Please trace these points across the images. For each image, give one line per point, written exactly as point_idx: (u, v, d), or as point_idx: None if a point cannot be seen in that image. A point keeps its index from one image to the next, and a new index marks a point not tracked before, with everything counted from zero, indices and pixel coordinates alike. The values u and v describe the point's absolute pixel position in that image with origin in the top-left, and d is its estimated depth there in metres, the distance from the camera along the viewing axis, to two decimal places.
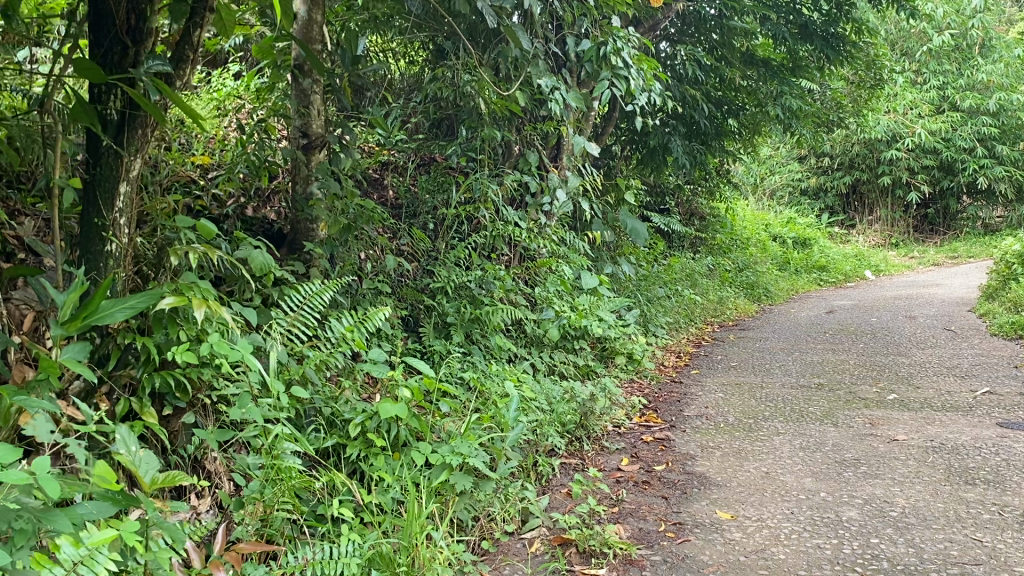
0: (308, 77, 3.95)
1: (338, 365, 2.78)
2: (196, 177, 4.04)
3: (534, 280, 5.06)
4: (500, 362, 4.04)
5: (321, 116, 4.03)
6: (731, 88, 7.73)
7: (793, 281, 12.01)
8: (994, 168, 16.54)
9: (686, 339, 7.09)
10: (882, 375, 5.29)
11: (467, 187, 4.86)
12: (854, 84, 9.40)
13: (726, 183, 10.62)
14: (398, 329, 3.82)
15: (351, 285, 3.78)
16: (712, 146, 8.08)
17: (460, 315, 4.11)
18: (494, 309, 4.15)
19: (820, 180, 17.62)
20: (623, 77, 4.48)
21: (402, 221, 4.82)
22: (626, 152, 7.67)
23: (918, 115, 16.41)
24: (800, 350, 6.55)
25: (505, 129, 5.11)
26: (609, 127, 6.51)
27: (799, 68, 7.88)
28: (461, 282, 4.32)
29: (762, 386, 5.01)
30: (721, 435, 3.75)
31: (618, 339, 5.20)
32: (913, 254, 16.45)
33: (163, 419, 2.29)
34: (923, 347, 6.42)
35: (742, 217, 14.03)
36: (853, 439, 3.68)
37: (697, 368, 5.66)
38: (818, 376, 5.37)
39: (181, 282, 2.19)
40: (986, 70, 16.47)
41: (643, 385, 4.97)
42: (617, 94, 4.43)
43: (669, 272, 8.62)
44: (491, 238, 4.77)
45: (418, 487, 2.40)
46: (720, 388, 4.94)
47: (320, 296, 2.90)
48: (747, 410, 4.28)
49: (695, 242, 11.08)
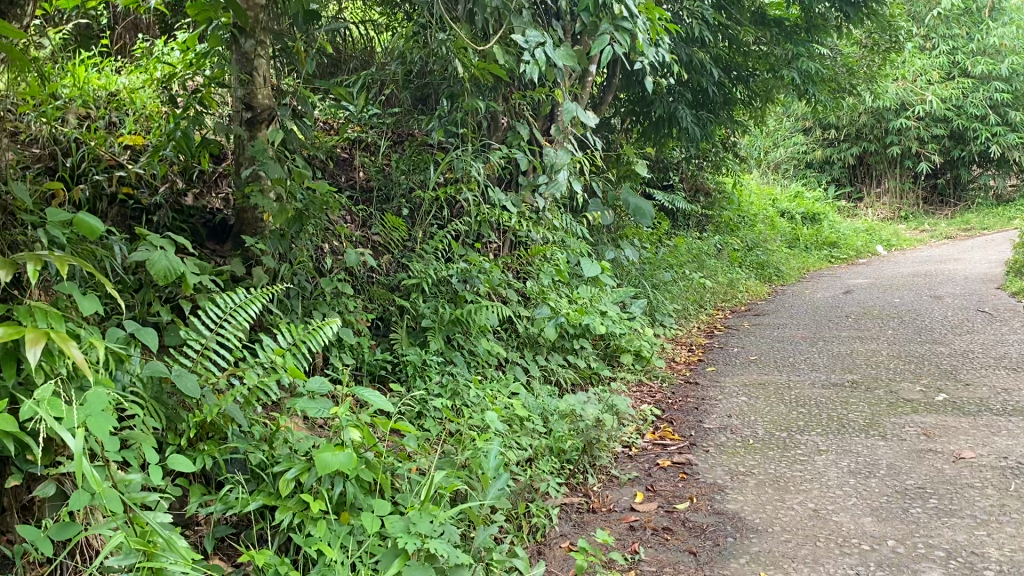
0: (250, 37, 3.34)
1: (271, 397, 2.18)
2: (124, 159, 3.43)
3: (526, 272, 4.45)
4: (486, 373, 3.44)
5: (268, 85, 3.42)
6: (740, 53, 7.04)
7: (804, 259, 11.38)
8: (1007, 135, 15.88)
9: (696, 327, 6.51)
10: (922, 369, 4.68)
11: (448, 165, 4.24)
12: (867, 47, 8.74)
13: (732, 156, 9.98)
14: (363, 338, 3.21)
15: (304, 286, 3.17)
16: (720, 117, 7.48)
17: (439, 317, 3.49)
18: (479, 309, 3.52)
19: (826, 152, 16.95)
20: (625, 30, 3.84)
21: (374, 207, 4.21)
22: (627, 126, 7.14)
23: (927, 82, 15.72)
24: (823, 338, 5.94)
25: (489, 99, 4.48)
26: (609, 95, 5.86)
27: (815, 28, 7.21)
28: (441, 277, 3.70)
29: (791, 386, 4.40)
30: (752, 455, 3.16)
31: (624, 335, 4.60)
32: (923, 227, 15.82)
33: (13, 489, 1.68)
34: (960, 332, 5.79)
35: (748, 192, 13.42)
36: (910, 458, 3.07)
37: (713, 364, 5.06)
38: (849, 371, 4.77)
39: (21, 310, 1.58)
40: (998, 33, 15.75)
41: (653, 388, 4.37)
42: (619, 49, 3.74)
43: (675, 254, 8.03)
44: (475, 224, 4.16)
45: (368, 571, 1.79)
46: (742, 390, 4.33)
47: (249, 310, 2.29)
48: (777, 420, 3.67)
49: (701, 221, 10.45)
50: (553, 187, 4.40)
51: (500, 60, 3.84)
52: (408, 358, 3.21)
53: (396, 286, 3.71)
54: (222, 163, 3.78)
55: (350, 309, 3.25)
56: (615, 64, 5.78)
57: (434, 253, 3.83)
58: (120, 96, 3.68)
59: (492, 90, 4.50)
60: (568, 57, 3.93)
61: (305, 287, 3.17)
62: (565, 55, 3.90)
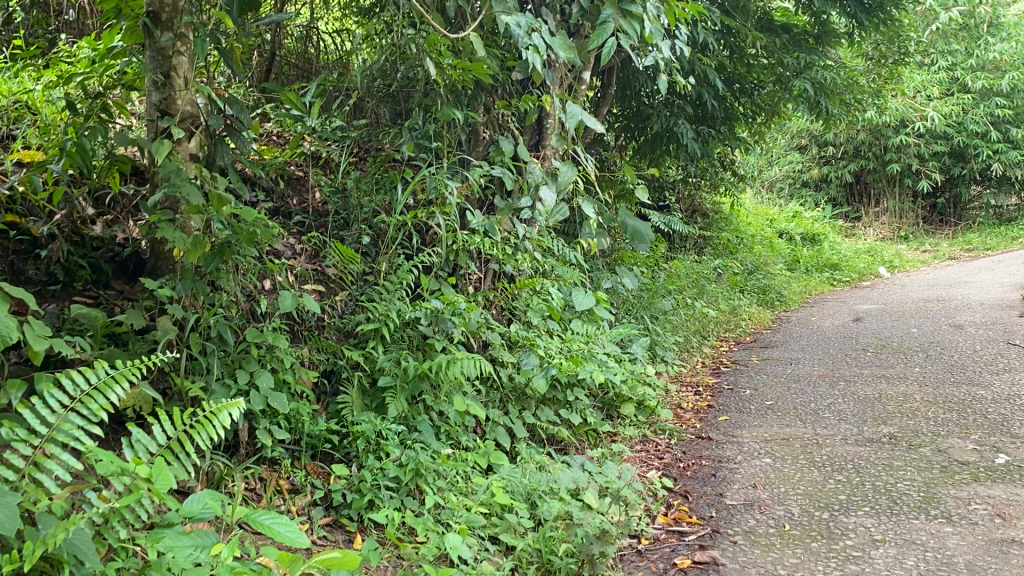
0: (166, 29, 2.70)
1: (142, 516, 1.62)
2: (14, 179, 2.80)
3: (512, 309, 3.84)
4: (458, 442, 2.81)
5: (191, 89, 2.80)
6: (743, 64, 6.48)
7: (805, 282, 10.79)
8: (1009, 153, 15.36)
9: (700, 363, 5.90)
10: (968, 419, 4.07)
11: (418, 184, 3.62)
12: (875, 59, 8.20)
13: (732, 174, 9.38)
14: (303, 406, 2.57)
15: (225, 343, 2.53)
16: (721, 132, 6.91)
17: (401, 373, 2.85)
18: (450, 362, 2.87)
19: (823, 171, 16.41)
20: (633, 14, 3.26)
21: (332, 234, 3.57)
22: (623, 142, 6.58)
23: (927, 98, 15.17)
24: (843, 376, 5.32)
25: (467, 109, 3.87)
26: (604, 107, 5.26)
27: (826, 34, 6.59)
28: (407, 320, 3.06)
29: (819, 442, 3.77)
30: (790, 549, 2.53)
31: (625, 382, 3.98)
32: (925, 247, 15.28)
33: None
34: (997, 371, 5.17)
35: (746, 213, 12.86)
36: (992, 555, 2.43)
37: (724, 412, 4.44)
38: (882, 420, 4.15)
39: None
40: (998, 48, 15.26)
41: (660, 445, 3.76)
42: (624, 39, 3.14)
43: (673, 280, 7.43)
44: (450, 254, 3.54)
45: None
46: (763, 447, 3.70)
47: (111, 392, 1.72)
48: (812, 493, 3.05)
49: (698, 243, 9.85)
50: (551, 210, 3.80)
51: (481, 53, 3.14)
52: (360, 428, 2.57)
53: (351, 332, 3.07)
54: (142, 183, 3.14)
55: (286, 366, 2.61)
56: (609, 72, 5.18)
57: (398, 289, 3.19)
58: (24, 104, 3.07)
59: (470, 98, 3.89)
60: (565, 47, 3.22)
61: (226, 341, 2.52)
62: (562, 45, 3.20)
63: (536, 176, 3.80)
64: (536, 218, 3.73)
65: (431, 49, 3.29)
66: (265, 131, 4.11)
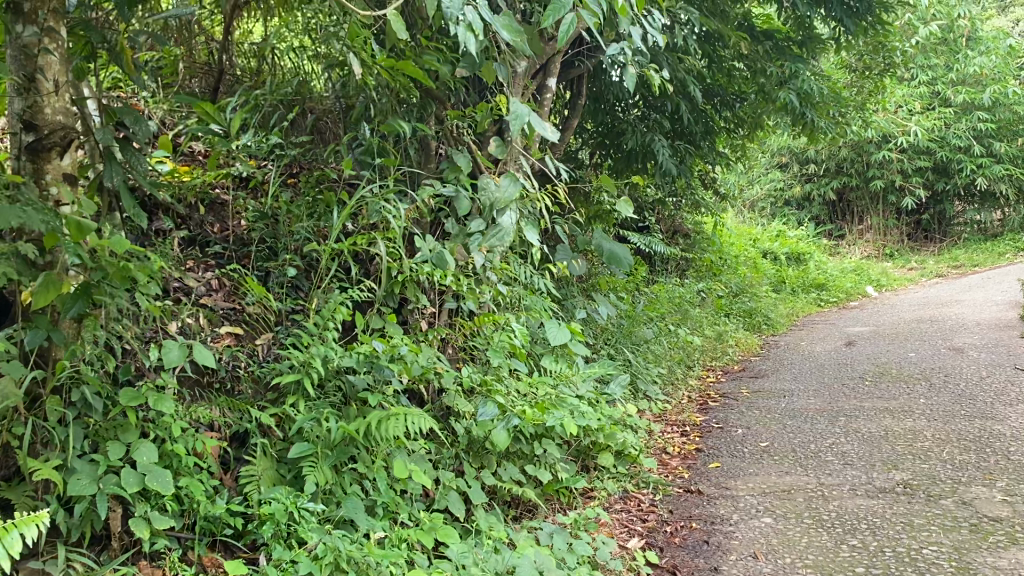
0: (29, 22, 2.20)
1: None
2: None
3: (471, 347, 3.35)
4: (395, 519, 2.31)
5: (65, 95, 2.27)
6: (723, 73, 6.06)
7: (792, 304, 10.36)
8: (992, 167, 15.07)
9: (686, 397, 5.43)
10: (990, 461, 3.59)
11: (357, 207, 3.14)
12: (858, 71, 7.83)
13: (714, 194, 8.98)
14: (195, 484, 2.06)
15: (93, 408, 2.02)
16: (701, 148, 6.49)
17: (323, 435, 2.33)
18: (389, 420, 2.37)
19: (805, 189, 16.06)
20: None
21: (256, 267, 3.08)
22: (598, 161, 6.16)
23: (909, 112, 14.83)
24: (843, 410, 4.85)
25: (416, 120, 3.40)
26: (575, 121, 4.80)
27: (811, 40, 6.17)
28: (335, 369, 2.56)
29: (826, 495, 3.28)
30: None
31: (602, 428, 3.49)
32: (911, 264, 14.93)
33: None
34: (1010, 402, 4.71)
35: (730, 233, 12.47)
36: None
37: (715, 457, 3.95)
38: (893, 464, 3.67)
39: None
40: (978, 62, 15.01)
41: (643, 503, 3.26)
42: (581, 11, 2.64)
43: (655, 305, 6.97)
44: (394, 287, 3.06)
45: None
46: (762, 503, 3.21)
47: None
48: (824, 566, 2.57)
49: (681, 265, 9.40)
50: (500, 234, 3.16)
51: (401, 33, 2.37)
52: (267, 510, 2.06)
53: (270, 385, 2.56)
54: None
55: (175, 434, 2.10)
56: (578, 82, 4.74)
57: (329, 331, 2.69)
58: None
59: (419, 109, 3.43)
60: (509, 28, 2.55)
61: (94, 404, 2.01)
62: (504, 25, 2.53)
63: (491, 193, 3.14)
64: (491, 246, 3.14)
65: (352, 40, 2.79)
66: (190, 151, 3.62)
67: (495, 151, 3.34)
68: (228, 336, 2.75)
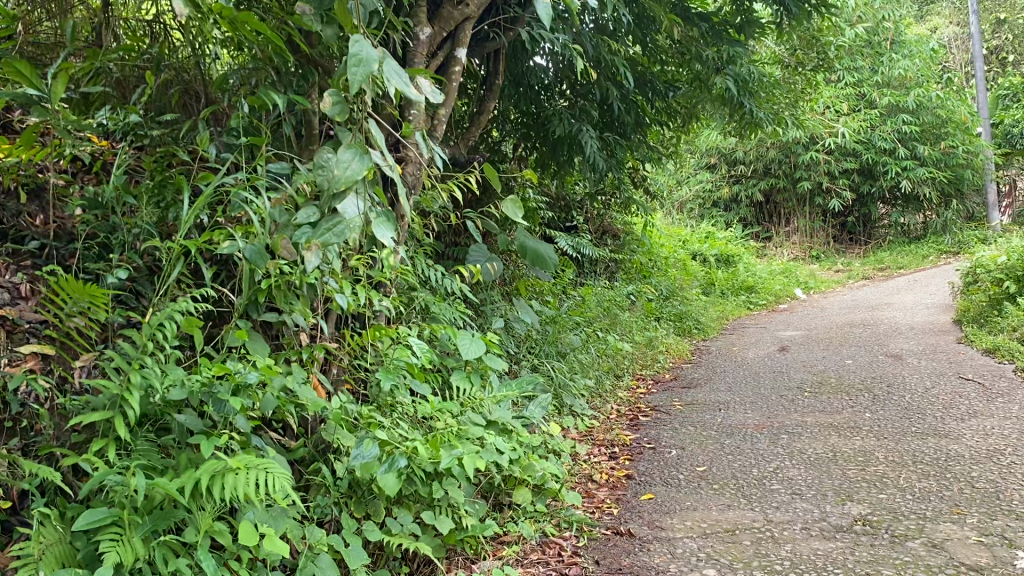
0: None
1: None
2: None
3: (358, 365, 2.79)
4: None
5: None
6: (654, 59, 5.61)
7: (721, 307, 10.03)
8: (916, 169, 15.05)
9: (614, 411, 4.95)
10: (955, 491, 3.18)
11: (212, 198, 2.55)
12: (791, 66, 7.48)
13: (644, 192, 8.56)
14: None
15: None
16: (630, 142, 6.04)
17: (133, 495, 1.76)
18: (224, 475, 1.80)
19: (733, 189, 15.87)
20: None
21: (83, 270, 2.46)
22: (522, 152, 5.65)
23: (836, 114, 14.94)
24: (784, 427, 4.42)
25: (293, 93, 2.83)
26: (492, 103, 4.26)
27: (748, 25, 5.75)
28: (161, 404, 1.96)
29: (776, 536, 2.81)
30: None
31: (517, 461, 2.98)
32: (837, 266, 14.86)
33: None
34: (962, 416, 4.35)
35: (659, 233, 12.13)
36: None
37: (646, 488, 3.44)
38: (847, 495, 3.22)
39: None
40: (903, 65, 14.98)
41: (565, 550, 2.75)
42: None
43: (581, 309, 6.50)
44: (258, 294, 2.47)
45: None
46: (703, 548, 2.72)
47: None
48: None
49: (609, 267, 8.97)
50: (338, 229, 2.39)
51: None
52: None
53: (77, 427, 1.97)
54: None
55: None
56: (496, 58, 4.20)
57: (157, 351, 2.09)
58: None
59: (297, 80, 2.86)
60: None
61: None
62: None
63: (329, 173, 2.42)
64: (325, 243, 2.39)
65: None
66: (21, 127, 2.95)
67: (331, 111, 2.43)
68: (32, 358, 2.17)
